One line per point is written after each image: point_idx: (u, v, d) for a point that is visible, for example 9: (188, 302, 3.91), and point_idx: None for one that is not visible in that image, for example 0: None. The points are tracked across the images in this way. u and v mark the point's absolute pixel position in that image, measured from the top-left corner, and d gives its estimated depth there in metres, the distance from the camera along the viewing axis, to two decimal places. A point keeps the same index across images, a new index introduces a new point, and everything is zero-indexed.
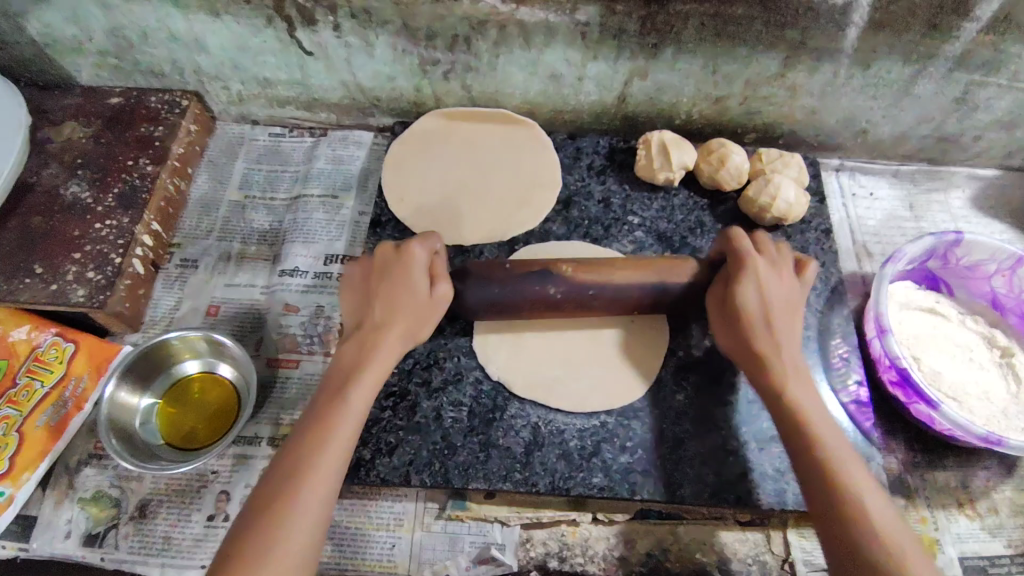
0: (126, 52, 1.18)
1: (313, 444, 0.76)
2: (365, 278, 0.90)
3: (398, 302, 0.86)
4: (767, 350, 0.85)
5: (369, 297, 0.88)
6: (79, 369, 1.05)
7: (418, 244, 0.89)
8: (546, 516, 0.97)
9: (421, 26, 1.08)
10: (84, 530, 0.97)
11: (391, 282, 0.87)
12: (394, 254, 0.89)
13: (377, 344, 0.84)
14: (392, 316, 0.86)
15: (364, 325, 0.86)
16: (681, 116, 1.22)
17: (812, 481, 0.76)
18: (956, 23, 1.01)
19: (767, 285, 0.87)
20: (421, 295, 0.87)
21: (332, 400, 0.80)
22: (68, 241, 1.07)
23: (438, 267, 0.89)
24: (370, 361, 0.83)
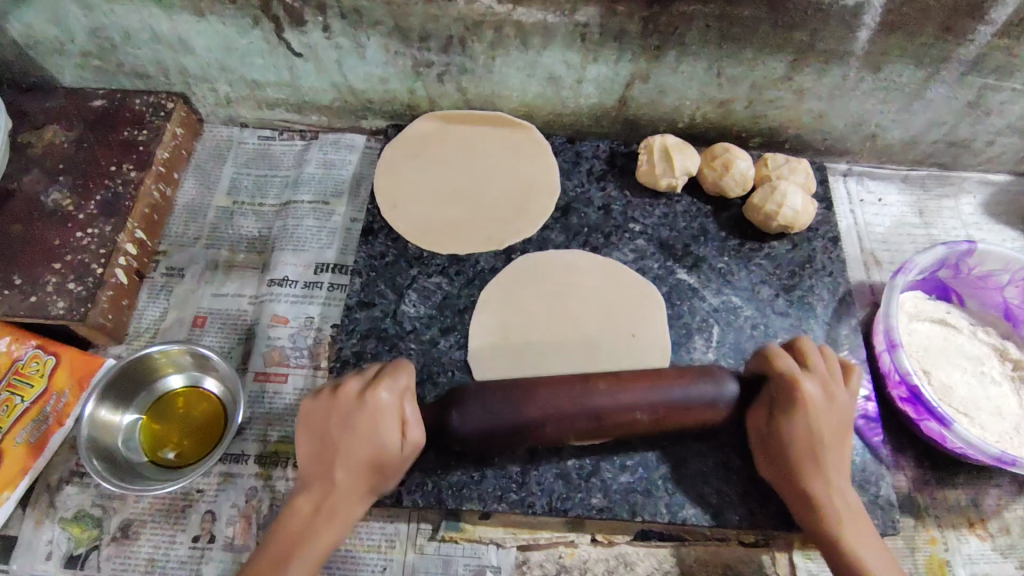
0: (109, 52, 1.14)
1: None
2: (324, 422, 0.80)
3: (358, 450, 0.78)
4: (812, 477, 0.81)
5: (330, 446, 0.79)
6: (61, 383, 1.01)
7: (388, 391, 0.81)
8: (543, 536, 0.94)
9: (414, 28, 1.03)
10: (66, 551, 0.94)
11: (357, 435, 0.78)
12: (359, 406, 0.79)
13: (331, 506, 0.78)
14: (354, 478, 0.79)
15: (319, 478, 0.79)
16: (684, 120, 1.18)
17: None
18: (971, 26, 0.97)
19: (815, 412, 0.81)
20: (383, 462, 0.79)
21: (270, 564, 0.75)
22: (48, 251, 1.03)
23: (407, 415, 0.81)
24: (321, 528, 0.77)
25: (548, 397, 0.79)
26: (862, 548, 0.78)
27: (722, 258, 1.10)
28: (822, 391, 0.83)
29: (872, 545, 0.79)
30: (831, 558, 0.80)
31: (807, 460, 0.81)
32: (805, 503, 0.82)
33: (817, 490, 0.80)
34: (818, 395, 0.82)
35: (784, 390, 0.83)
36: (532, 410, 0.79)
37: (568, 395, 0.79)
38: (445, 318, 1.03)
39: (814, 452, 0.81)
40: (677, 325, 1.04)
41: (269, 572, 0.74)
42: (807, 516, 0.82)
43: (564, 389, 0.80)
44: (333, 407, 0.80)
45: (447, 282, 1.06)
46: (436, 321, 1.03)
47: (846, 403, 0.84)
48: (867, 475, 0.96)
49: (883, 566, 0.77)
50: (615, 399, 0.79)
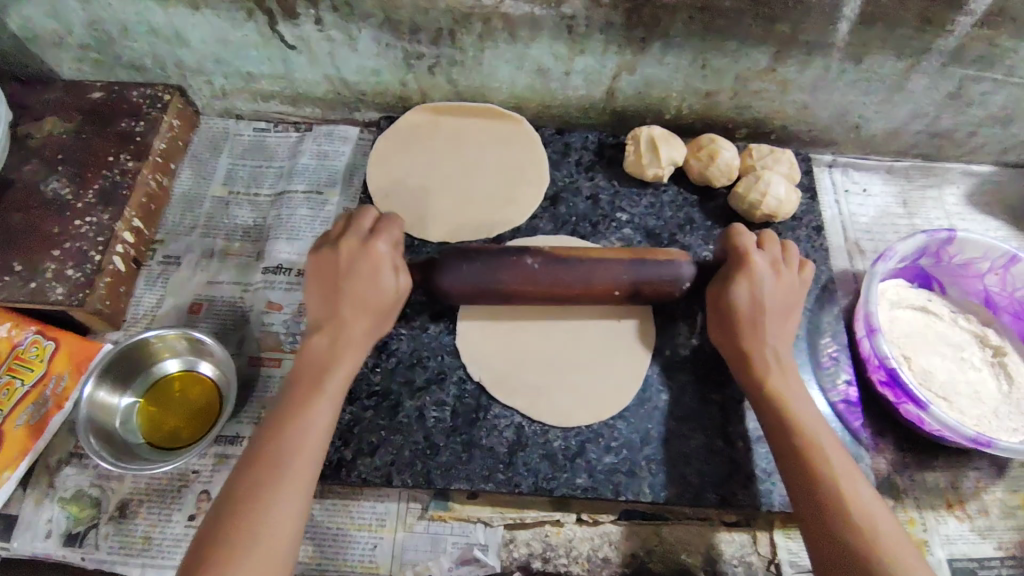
0: (107, 45, 1.16)
1: (280, 436, 0.78)
2: (333, 273, 0.87)
3: (364, 294, 0.86)
4: (754, 341, 0.87)
5: (335, 292, 0.86)
6: (60, 367, 1.04)
7: (384, 243, 0.88)
8: (529, 516, 0.96)
9: (404, 20, 1.06)
10: (65, 529, 0.96)
11: (358, 278, 0.86)
12: (361, 251, 0.88)
13: (346, 338, 0.86)
14: (365, 311, 0.87)
15: (331, 317, 0.86)
16: (671, 111, 1.20)
17: (815, 506, 0.76)
18: (948, 17, 0.99)
19: (762, 281, 0.88)
20: (386, 298, 0.88)
21: (305, 391, 0.82)
22: (47, 239, 1.06)
23: (399, 259, 0.90)
24: (344, 358, 0.85)
25: (520, 258, 0.91)
26: (807, 425, 0.81)
27: (707, 246, 1.12)
28: (772, 270, 0.90)
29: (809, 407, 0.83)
30: (769, 417, 0.84)
31: (755, 336, 0.87)
32: (747, 357, 0.87)
33: (754, 348, 0.87)
34: (763, 264, 0.89)
35: (732, 263, 0.90)
36: (512, 257, 0.91)
37: (546, 253, 0.92)
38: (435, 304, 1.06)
39: (753, 317, 0.87)
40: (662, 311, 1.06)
41: (308, 393, 0.82)
42: (749, 382, 0.87)
43: (543, 250, 0.93)
44: (334, 259, 0.87)
45: None
46: (426, 307, 1.05)
47: (795, 275, 0.91)
48: (846, 457, 0.98)
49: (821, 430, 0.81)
50: (587, 276, 0.91)
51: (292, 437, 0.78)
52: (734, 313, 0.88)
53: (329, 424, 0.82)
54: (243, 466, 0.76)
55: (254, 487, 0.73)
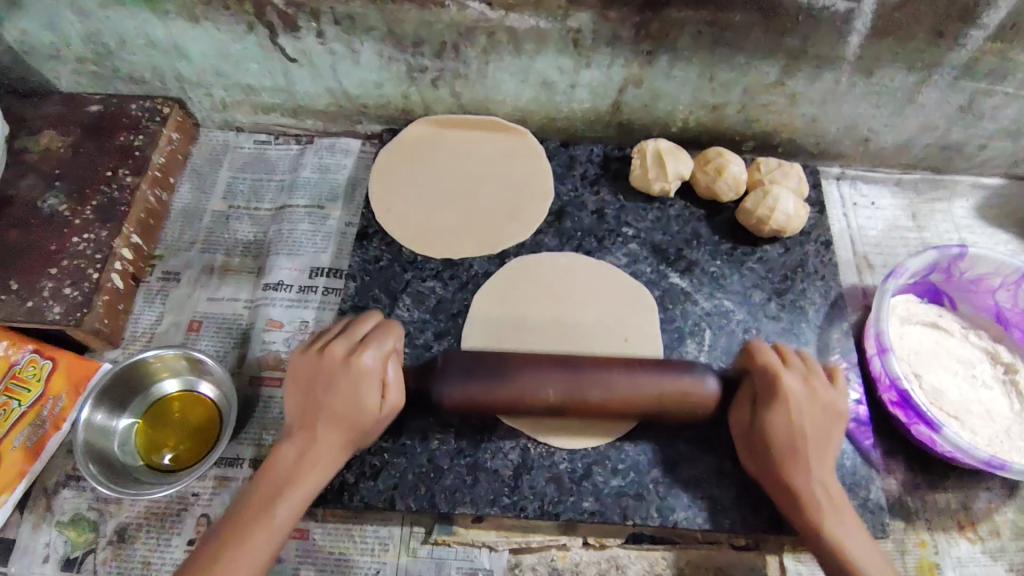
0: (105, 58, 1.14)
1: (217, 555, 0.75)
2: (314, 382, 0.84)
3: (342, 412, 0.83)
4: (790, 467, 0.84)
5: (314, 402, 0.83)
6: (57, 388, 1.02)
7: (371, 355, 0.84)
8: (535, 540, 0.95)
9: (407, 33, 1.04)
10: (62, 554, 0.95)
11: (342, 393, 0.83)
12: (344, 367, 0.84)
13: (316, 452, 0.83)
14: (342, 426, 0.83)
15: (303, 424, 0.83)
16: (677, 124, 1.19)
17: (830, 563, 0.80)
18: (961, 31, 0.97)
19: (797, 406, 0.85)
20: (364, 416, 0.84)
21: (258, 506, 0.79)
22: (44, 256, 1.04)
23: (388, 377, 0.85)
24: (307, 474, 0.82)
25: (539, 376, 0.86)
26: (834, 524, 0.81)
27: (715, 262, 1.11)
28: (808, 391, 0.86)
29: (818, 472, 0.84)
30: (795, 516, 0.84)
31: (782, 455, 0.84)
32: (762, 456, 0.86)
33: (785, 469, 0.84)
34: (799, 388, 0.86)
35: (762, 382, 0.87)
36: (524, 382, 0.86)
37: (567, 373, 0.87)
38: (439, 322, 1.04)
39: (791, 442, 0.84)
40: (669, 328, 1.05)
41: (263, 504, 0.79)
42: (754, 459, 0.88)
43: (559, 369, 0.87)
44: (315, 367, 0.85)
45: (441, 287, 1.07)
46: (430, 325, 1.04)
47: (827, 395, 0.87)
48: (857, 478, 0.97)
49: (832, 495, 0.83)
50: (606, 391, 0.86)
51: (236, 553, 0.76)
52: (752, 415, 0.87)
53: (275, 544, 0.78)
54: (187, 565, 0.76)
55: None
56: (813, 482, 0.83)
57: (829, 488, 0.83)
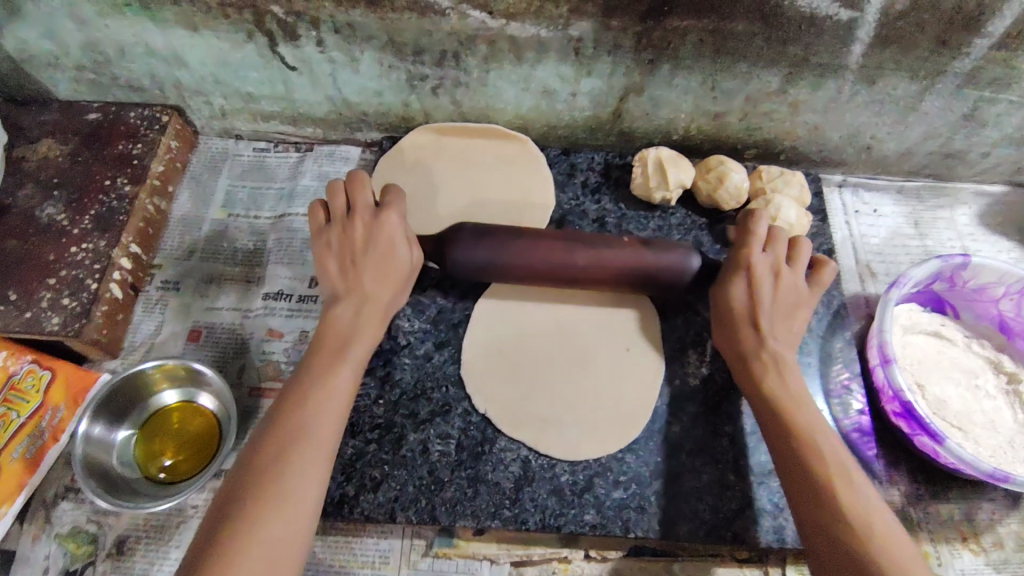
0: (103, 66, 1.14)
1: (299, 407, 0.79)
2: (352, 245, 0.88)
3: (382, 270, 0.88)
4: (745, 330, 0.87)
5: (350, 265, 0.88)
6: (57, 399, 1.02)
7: (398, 216, 0.89)
8: (537, 552, 0.95)
9: (407, 42, 1.03)
10: (62, 566, 0.94)
11: (378, 248, 0.88)
12: (371, 224, 0.88)
13: (368, 311, 0.88)
14: (381, 281, 0.88)
15: (348, 288, 0.88)
16: (679, 132, 1.18)
17: (792, 463, 0.78)
18: (965, 40, 0.96)
19: (762, 282, 0.88)
20: (399, 264, 0.89)
21: (328, 359, 0.84)
22: (43, 266, 1.04)
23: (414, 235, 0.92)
24: (366, 328, 0.87)
25: (540, 246, 0.93)
26: (801, 415, 0.81)
27: None
28: (771, 274, 0.89)
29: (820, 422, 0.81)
30: (765, 414, 0.83)
31: (743, 325, 0.87)
32: (736, 346, 0.88)
33: (739, 334, 0.88)
34: (762, 260, 0.89)
35: (735, 262, 0.90)
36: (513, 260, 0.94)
37: (587, 245, 0.94)
38: (439, 333, 1.03)
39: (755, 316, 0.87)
40: (671, 338, 1.04)
41: (331, 360, 0.84)
42: (743, 374, 0.87)
43: (542, 247, 0.94)
44: (351, 239, 0.88)
45: (442, 297, 1.06)
46: (430, 335, 1.03)
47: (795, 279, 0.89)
48: None
49: (836, 451, 0.78)
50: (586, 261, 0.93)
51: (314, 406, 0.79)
52: (725, 307, 0.90)
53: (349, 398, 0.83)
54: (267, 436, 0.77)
55: (290, 441, 0.76)
56: (776, 367, 0.85)
57: (833, 439, 0.79)
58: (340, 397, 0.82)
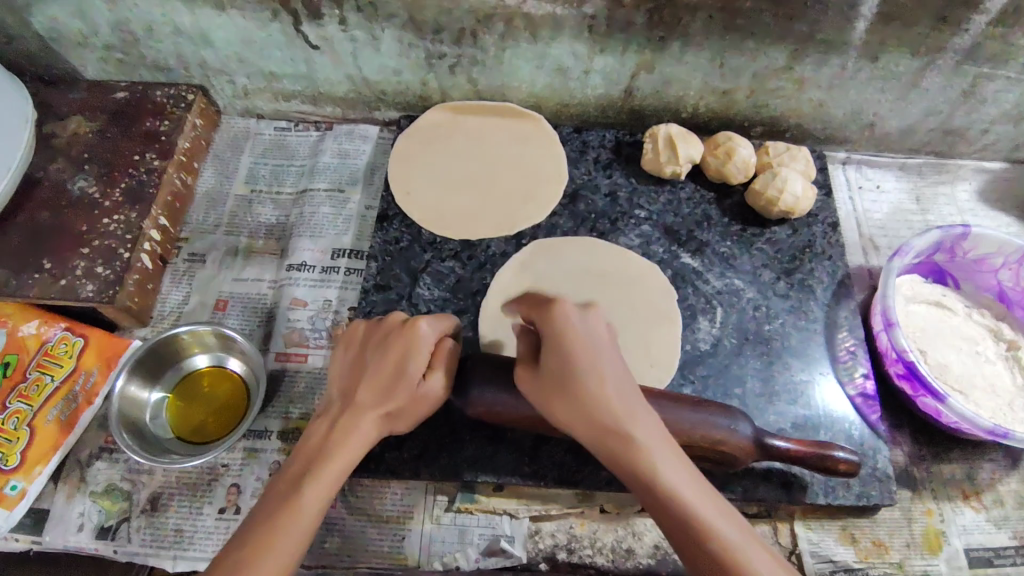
0: (132, 45, 1.18)
1: (253, 560, 0.67)
2: (365, 349, 0.85)
3: (381, 379, 0.81)
4: (577, 353, 0.71)
5: (361, 368, 0.83)
6: (89, 363, 1.05)
7: (428, 324, 0.84)
8: (554, 507, 0.99)
9: (427, 20, 1.07)
10: (97, 523, 0.98)
11: (391, 357, 0.82)
12: (401, 328, 0.85)
13: (351, 425, 0.78)
14: (385, 393, 0.80)
15: (345, 403, 0.81)
16: (687, 109, 1.22)
17: (633, 475, 0.67)
18: (965, 16, 1.00)
19: (582, 329, 0.73)
20: (405, 385, 0.81)
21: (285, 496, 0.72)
22: (76, 236, 1.08)
23: (440, 360, 0.84)
24: (339, 448, 0.76)
25: None
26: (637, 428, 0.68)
27: (725, 243, 1.14)
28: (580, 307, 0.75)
29: (672, 458, 0.67)
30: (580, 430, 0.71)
31: (566, 347, 0.71)
32: (577, 407, 0.70)
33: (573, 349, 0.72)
34: (580, 317, 0.74)
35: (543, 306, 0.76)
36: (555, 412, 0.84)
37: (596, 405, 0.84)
38: (459, 301, 1.07)
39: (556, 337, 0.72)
40: (682, 308, 1.08)
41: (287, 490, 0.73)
42: (585, 424, 0.70)
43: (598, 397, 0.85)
44: (377, 333, 0.86)
45: (460, 267, 1.10)
46: (450, 303, 1.07)
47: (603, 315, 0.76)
48: (864, 448, 0.99)
49: (671, 462, 0.67)
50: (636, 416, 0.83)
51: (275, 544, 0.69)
52: (557, 329, 0.73)
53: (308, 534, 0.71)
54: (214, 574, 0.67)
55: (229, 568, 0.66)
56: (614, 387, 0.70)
57: (662, 445, 0.68)
58: (294, 525, 0.70)
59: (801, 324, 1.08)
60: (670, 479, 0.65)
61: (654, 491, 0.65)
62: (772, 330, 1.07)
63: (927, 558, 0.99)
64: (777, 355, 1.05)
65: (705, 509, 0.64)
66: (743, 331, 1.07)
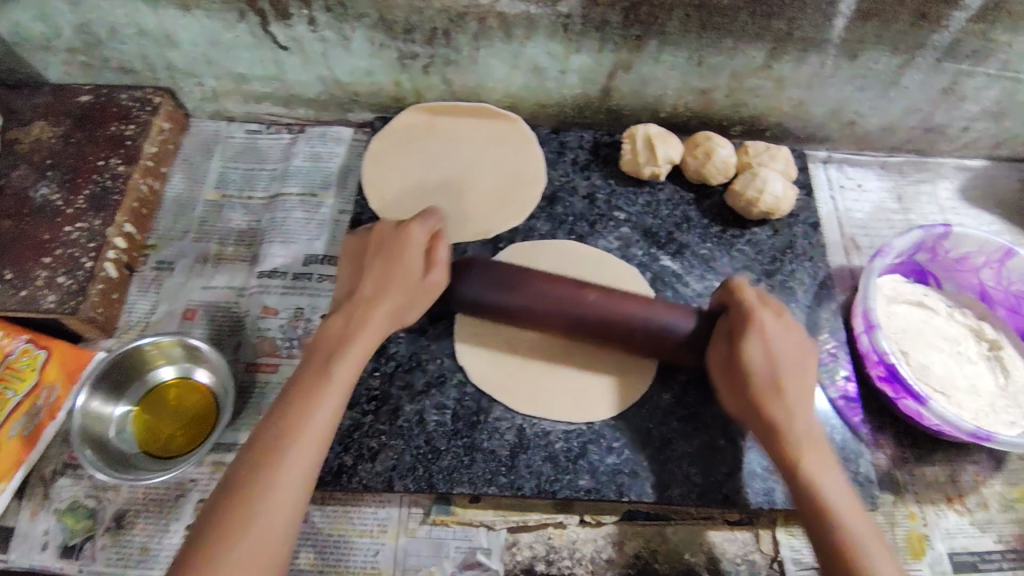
0: (96, 48, 1.14)
1: (289, 434, 0.73)
2: (365, 254, 0.89)
3: (386, 275, 0.85)
4: (764, 396, 0.79)
5: (364, 269, 0.87)
6: (53, 377, 1.02)
7: (420, 225, 0.89)
8: (532, 518, 0.96)
9: (398, 20, 1.05)
10: (61, 541, 0.95)
11: (391, 256, 0.87)
12: (393, 233, 0.89)
13: (364, 317, 0.83)
14: (389, 285, 0.85)
15: (352, 299, 0.85)
16: (666, 109, 1.20)
17: (804, 505, 0.75)
18: (944, 12, 0.99)
19: (775, 340, 0.81)
20: (408, 278, 0.86)
21: (314, 374, 0.78)
22: (38, 245, 1.04)
23: (438, 253, 0.88)
24: (359, 333, 0.82)
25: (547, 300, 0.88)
26: (823, 474, 0.75)
27: (705, 245, 1.12)
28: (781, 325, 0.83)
29: (845, 493, 0.74)
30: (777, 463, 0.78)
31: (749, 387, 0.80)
32: (760, 427, 0.80)
33: (759, 381, 0.80)
34: (773, 322, 0.82)
35: (735, 324, 0.83)
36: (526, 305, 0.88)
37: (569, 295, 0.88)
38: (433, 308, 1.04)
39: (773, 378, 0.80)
40: None
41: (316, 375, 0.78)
42: (772, 448, 0.79)
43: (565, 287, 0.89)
44: (371, 239, 0.90)
45: None
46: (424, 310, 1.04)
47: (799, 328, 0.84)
48: (847, 452, 0.98)
49: (844, 499, 0.73)
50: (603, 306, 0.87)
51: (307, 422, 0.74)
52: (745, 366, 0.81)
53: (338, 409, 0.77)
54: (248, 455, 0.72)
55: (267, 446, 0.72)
56: (801, 430, 0.77)
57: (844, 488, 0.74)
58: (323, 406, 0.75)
59: None
60: (816, 477, 0.75)
61: (817, 519, 0.73)
62: None
63: (910, 563, 0.98)
64: None
65: (872, 551, 0.69)
66: None
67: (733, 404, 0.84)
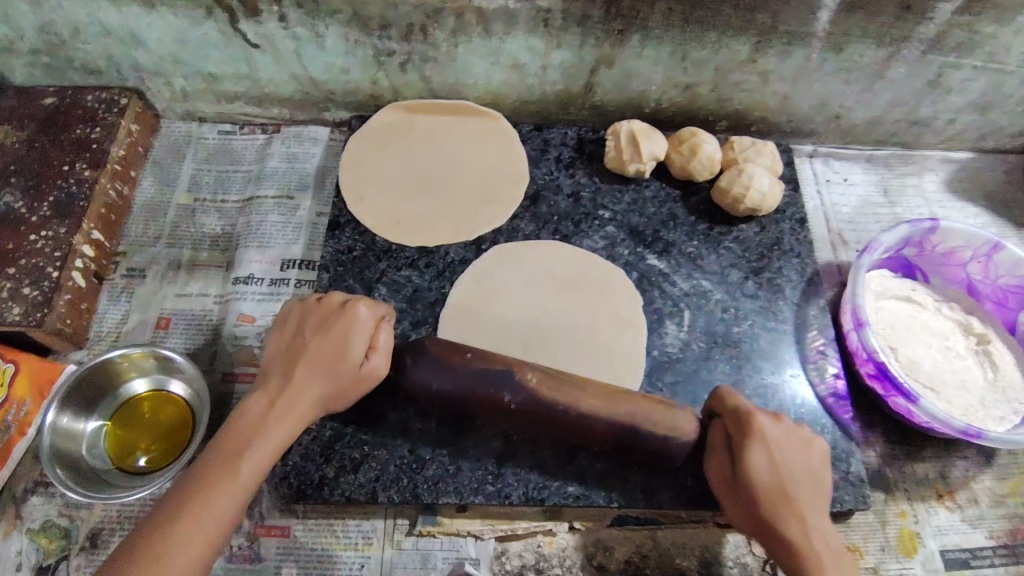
0: (58, 48, 1.10)
1: (167, 537, 0.68)
2: (302, 330, 0.83)
3: (321, 359, 0.81)
4: (777, 509, 0.74)
5: (299, 347, 0.82)
6: (21, 392, 0.98)
7: (367, 308, 0.85)
8: (521, 527, 0.95)
9: (373, 16, 1.01)
10: (34, 562, 0.91)
11: (331, 340, 0.82)
12: (338, 311, 0.84)
13: (285, 406, 0.78)
14: (322, 373, 0.80)
15: (282, 380, 0.80)
16: (651, 104, 1.18)
17: None
18: (929, 4, 0.97)
19: (779, 448, 0.76)
20: (344, 368, 0.81)
21: (221, 466, 0.73)
22: (2, 256, 1.00)
23: (380, 339, 0.84)
24: (280, 421, 0.77)
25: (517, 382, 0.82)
26: None
27: (692, 242, 1.10)
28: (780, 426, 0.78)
29: None
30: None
31: (763, 503, 0.74)
32: (775, 542, 0.74)
33: (768, 495, 0.74)
34: (776, 429, 0.78)
35: (736, 431, 0.78)
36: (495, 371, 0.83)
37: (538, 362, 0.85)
38: (416, 312, 1.02)
39: (780, 487, 0.75)
40: (648, 311, 1.04)
41: (218, 468, 0.73)
42: (787, 561, 0.74)
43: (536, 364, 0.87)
44: (316, 311, 0.85)
45: (417, 275, 1.04)
46: (406, 315, 1.01)
47: (803, 431, 0.80)
48: (837, 451, 0.97)
49: None
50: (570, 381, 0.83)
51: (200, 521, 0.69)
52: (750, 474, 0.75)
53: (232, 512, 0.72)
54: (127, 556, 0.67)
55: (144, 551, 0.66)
56: (813, 542, 0.73)
57: None
58: (216, 507, 0.70)
59: (771, 325, 1.05)
60: None
61: None
62: (740, 332, 1.03)
63: (902, 561, 0.97)
64: (747, 358, 1.02)
65: None
66: (711, 335, 1.03)
67: (738, 516, 0.78)
